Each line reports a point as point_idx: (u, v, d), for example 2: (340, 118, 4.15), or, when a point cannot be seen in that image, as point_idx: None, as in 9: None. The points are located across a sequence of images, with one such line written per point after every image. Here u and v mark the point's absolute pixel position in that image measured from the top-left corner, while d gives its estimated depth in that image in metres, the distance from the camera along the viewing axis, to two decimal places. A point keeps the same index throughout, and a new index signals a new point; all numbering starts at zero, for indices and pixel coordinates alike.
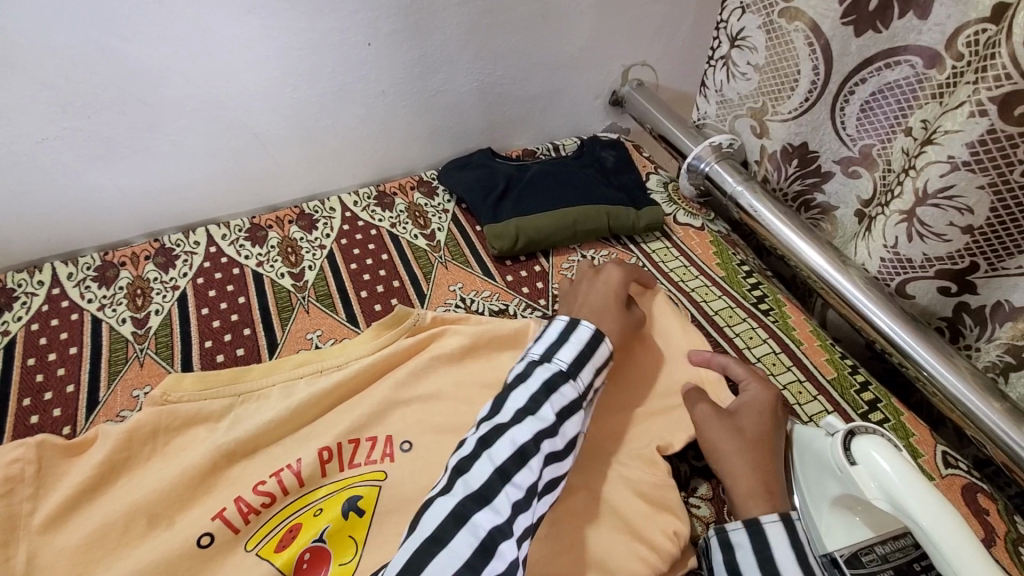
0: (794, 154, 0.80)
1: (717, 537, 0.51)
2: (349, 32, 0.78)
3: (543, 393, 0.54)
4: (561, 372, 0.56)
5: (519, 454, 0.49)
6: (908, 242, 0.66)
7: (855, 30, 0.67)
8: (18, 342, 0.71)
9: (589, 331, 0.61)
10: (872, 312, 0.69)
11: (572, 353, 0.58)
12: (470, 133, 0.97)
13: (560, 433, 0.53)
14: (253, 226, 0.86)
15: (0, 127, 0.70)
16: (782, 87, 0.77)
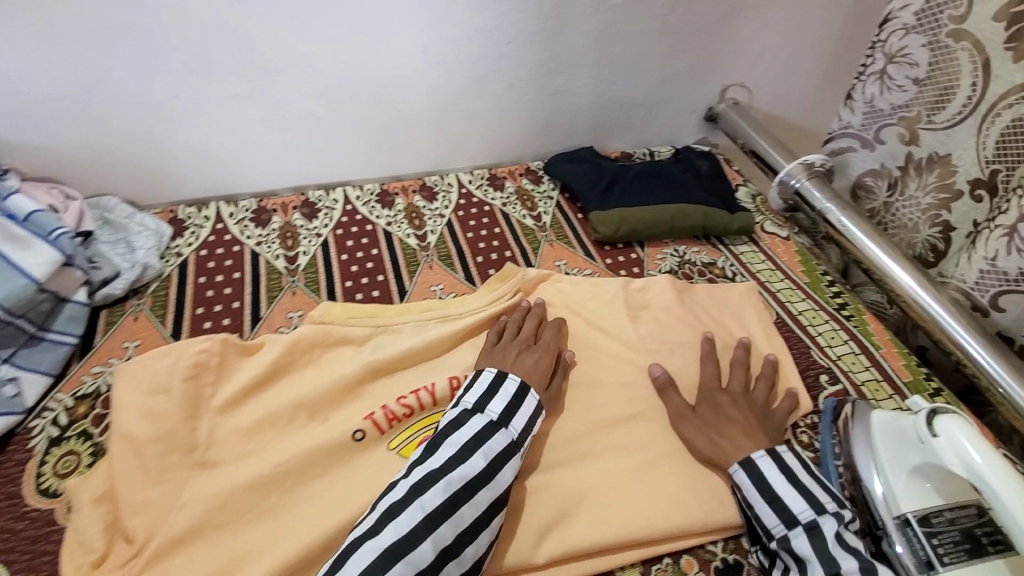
0: (937, 164, 0.84)
1: (745, 474, 0.60)
2: (496, 30, 0.89)
3: (467, 444, 0.57)
4: (491, 421, 0.60)
5: (450, 499, 0.53)
6: (1007, 255, 0.74)
7: (1015, 56, 0.72)
8: (191, 263, 0.83)
9: (532, 404, 0.64)
10: (965, 338, 0.74)
11: (501, 403, 0.62)
12: (578, 132, 1.07)
13: (493, 480, 0.56)
14: (383, 191, 0.97)
15: (201, 80, 0.80)
16: (938, 98, 0.82)
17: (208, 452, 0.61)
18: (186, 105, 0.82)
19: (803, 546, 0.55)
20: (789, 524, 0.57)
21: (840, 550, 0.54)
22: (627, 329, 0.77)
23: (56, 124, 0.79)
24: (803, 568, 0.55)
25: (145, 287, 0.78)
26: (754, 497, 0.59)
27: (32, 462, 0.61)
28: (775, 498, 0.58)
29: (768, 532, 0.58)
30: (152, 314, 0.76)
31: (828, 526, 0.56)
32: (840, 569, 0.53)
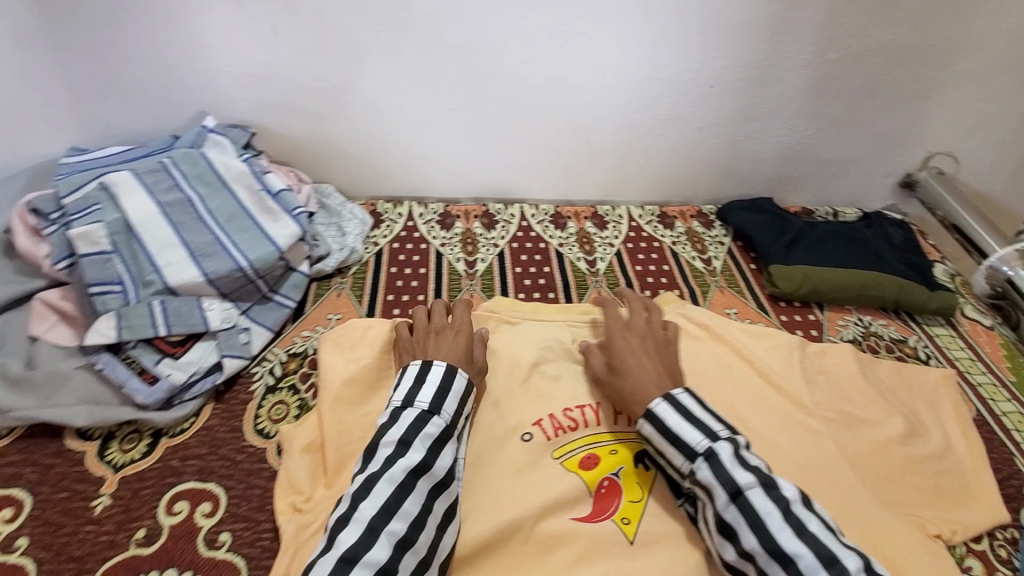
0: None
1: (650, 423, 0.61)
2: (702, 73, 0.90)
3: (404, 441, 0.56)
4: (422, 410, 0.60)
5: (399, 490, 0.53)
6: None
7: None
8: (385, 254, 0.91)
9: (464, 382, 0.64)
10: None
11: (430, 392, 0.61)
12: (757, 181, 1.05)
13: (432, 466, 0.56)
14: (557, 213, 1.01)
15: (428, 93, 0.89)
16: None
17: None
18: (409, 113, 0.91)
19: (706, 475, 0.56)
20: (691, 458, 0.57)
21: (738, 471, 0.54)
22: (803, 392, 0.74)
23: (305, 118, 0.91)
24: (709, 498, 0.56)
25: (347, 268, 0.88)
26: (660, 441, 0.60)
27: (252, 403, 0.69)
28: (673, 436, 0.59)
29: (680, 472, 0.59)
30: (352, 293, 0.85)
31: (723, 451, 0.56)
32: (740, 486, 0.53)
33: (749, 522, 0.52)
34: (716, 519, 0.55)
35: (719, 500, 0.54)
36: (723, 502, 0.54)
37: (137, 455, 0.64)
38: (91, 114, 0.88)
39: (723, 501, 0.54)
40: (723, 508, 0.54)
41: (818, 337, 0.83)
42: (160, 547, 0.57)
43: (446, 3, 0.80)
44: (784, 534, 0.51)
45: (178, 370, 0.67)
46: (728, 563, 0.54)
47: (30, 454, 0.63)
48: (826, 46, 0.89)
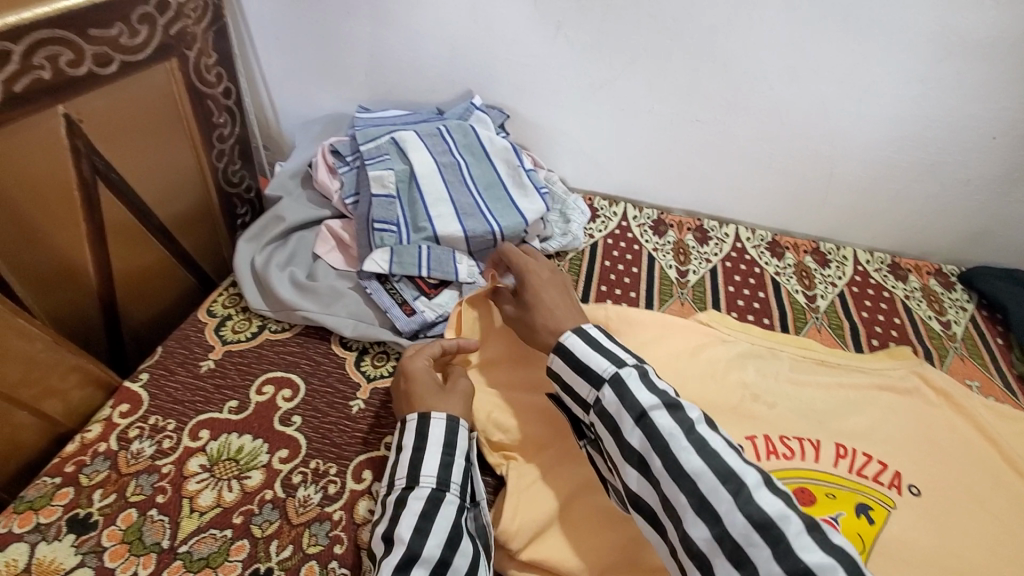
0: None
1: (559, 356, 0.60)
2: (989, 123, 0.82)
3: (387, 537, 0.52)
4: (402, 488, 0.56)
5: None
6: None
7: None
8: (599, 247, 0.95)
9: (438, 426, 0.60)
10: None
11: (404, 466, 0.57)
12: (1017, 249, 0.94)
13: (425, 553, 0.51)
14: (774, 242, 0.98)
15: (679, 102, 0.91)
16: None
17: None
18: (653, 119, 0.94)
19: (612, 401, 0.55)
20: (597, 386, 0.56)
21: (639, 395, 0.53)
22: None
23: (557, 108, 0.97)
24: (614, 429, 0.54)
25: (565, 253, 0.93)
26: (571, 376, 0.59)
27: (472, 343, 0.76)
28: (582, 366, 0.58)
29: (588, 404, 0.57)
30: (568, 276, 0.89)
31: (629, 375, 0.55)
32: (647, 411, 0.52)
33: (654, 448, 0.50)
34: (621, 447, 0.53)
35: (625, 427, 0.53)
36: (630, 428, 0.52)
37: (386, 372, 0.73)
38: (378, 80, 1.02)
39: (628, 426, 0.53)
40: (628, 433, 0.53)
41: None
42: None
43: (730, 18, 0.81)
44: (685, 453, 0.49)
45: (430, 308, 0.76)
46: (634, 492, 0.52)
47: (305, 348, 0.75)
48: None
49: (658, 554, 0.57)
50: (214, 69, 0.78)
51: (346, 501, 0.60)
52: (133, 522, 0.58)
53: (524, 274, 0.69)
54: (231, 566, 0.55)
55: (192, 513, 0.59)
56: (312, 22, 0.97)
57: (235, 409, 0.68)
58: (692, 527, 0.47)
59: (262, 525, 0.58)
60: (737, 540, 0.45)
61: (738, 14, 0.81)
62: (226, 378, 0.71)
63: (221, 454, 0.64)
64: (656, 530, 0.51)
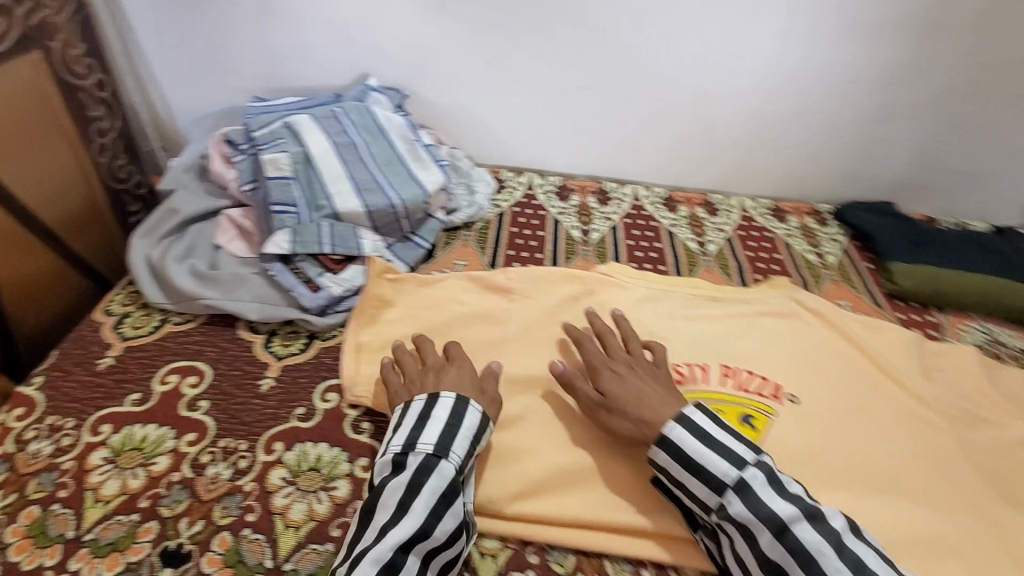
0: None
1: (665, 450, 0.57)
2: (840, 70, 0.91)
3: (402, 504, 0.52)
4: (428, 455, 0.55)
5: (386, 566, 0.48)
6: None
7: None
8: (506, 216, 0.99)
9: (477, 419, 0.59)
10: None
11: (435, 433, 0.57)
12: (883, 184, 1.03)
13: (432, 532, 0.51)
14: (669, 198, 1.05)
15: (568, 70, 0.96)
16: None
17: (516, 356, 0.74)
18: (546, 89, 0.99)
19: (742, 513, 0.52)
20: (721, 491, 0.53)
21: (769, 500, 0.51)
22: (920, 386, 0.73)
23: (455, 86, 1.00)
24: (749, 539, 0.51)
25: (473, 224, 0.96)
26: (679, 471, 0.56)
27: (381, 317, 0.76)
28: (694, 465, 0.55)
29: (707, 506, 0.55)
30: (476, 245, 0.92)
31: (753, 478, 0.53)
32: (785, 523, 0.50)
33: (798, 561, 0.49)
34: (746, 545, 0.52)
35: (763, 540, 0.50)
36: (768, 543, 0.50)
37: (296, 349, 0.74)
38: (272, 71, 1.02)
39: (767, 541, 0.50)
40: (768, 548, 0.50)
41: (936, 334, 0.81)
42: (316, 425, 0.66)
43: None
44: (837, 569, 0.48)
45: (336, 284, 0.78)
46: None
47: (210, 336, 0.74)
48: (976, 49, 0.88)
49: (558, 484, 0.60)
50: (83, 60, 0.78)
51: (258, 473, 0.61)
52: (35, 518, 0.56)
53: (608, 380, 0.64)
54: (139, 547, 0.55)
55: (98, 502, 0.58)
56: (198, 14, 0.95)
57: (139, 401, 0.67)
58: None
59: (171, 505, 0.58)
60: None
61: None
62: (127, 372, 0.69)
63: (125, 445, 0.63)
64: None
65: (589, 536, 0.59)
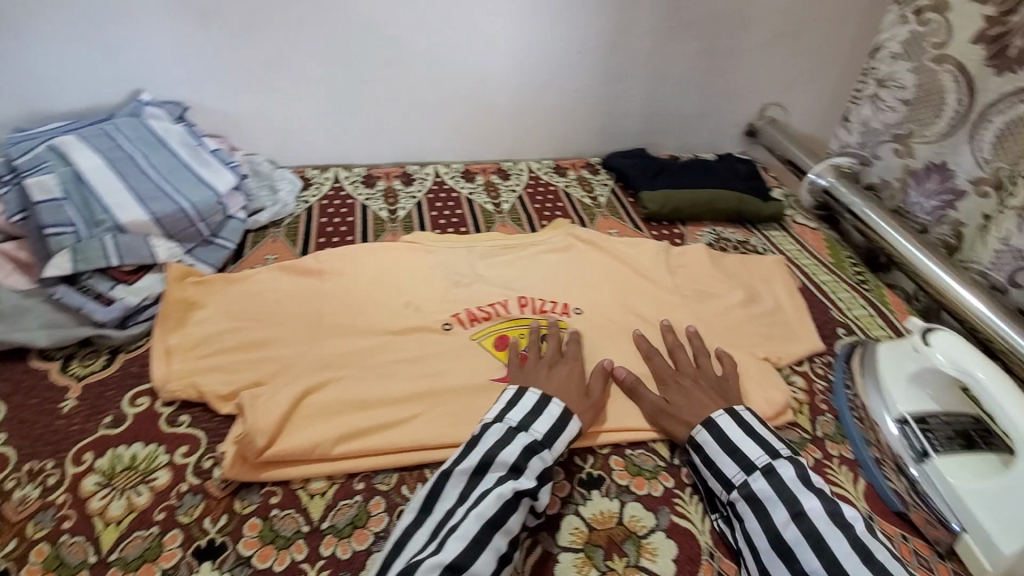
0: (935, 172, 0.97)
1: (709, 430, 0.65)
2: (571, 42, 1.12)
3: (516, 466, 0.59)
4: (534, 439, 0.62)
5: (503, 507, 0.54)
6: (1017, 234, 0.82)
7: (996, 71, 0.87)
8: (315, 208, 1.03)
9: (576, 429, 0.65)
10: (965, 296, 0.85)
11: (547, 424, 0.64)
12: (633, 135, 1.28)
13: (538, 496, 0.58)
14: (466, 170, 1.17)
15: (344, 65, 1.05)
16: (929, 114, 0.97)
17: (332, 323, 0.79)
18: (329, 86, 1.07)
19: (765, 489, 0.59)
20: (748, 470, 0.60)
21: (800, 491, 0.58)
22: (666, 277, 0.92)
23: (239, 94, 1.04)
24: (761, 514, 0.58)
25: (281, 221, 1.00)
26: (715, 450, 0.63)
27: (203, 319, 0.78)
28: (734, 448, 0.63)
29: (728, 482, 0.61)
30: (286, 240, 0.96)
31: (785, 469, 0.60)
32: (803, 508, 0.56)
33: (810, 543, 0.54)
34: (751, 515, 0.58)
35: (777, 517, 0.57)
36: (783, 520, 0.56)
37: (99, 367, 0.72)
38: (27, 98, 0.95)
39: (782, 518, 0.56)
40: (781, 525, 0.56)
41: (678, 240, 1.03)
42: (129, 428, 0.66)
43: None
44: (836, 538, 0.54)
45: (131, 294, 0.78)
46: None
47: None
48: (664, 15, 1.13)
49: (378, 417, 0.67)
50: None
51: (69, 485, 0.60)
52: None
53: (672, 392, 0.71)
54: None
55: None
56: None
57: None
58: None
59: None
60: None
61: None
62: None
63: None
64: None
65: (409, 454, 0.65)
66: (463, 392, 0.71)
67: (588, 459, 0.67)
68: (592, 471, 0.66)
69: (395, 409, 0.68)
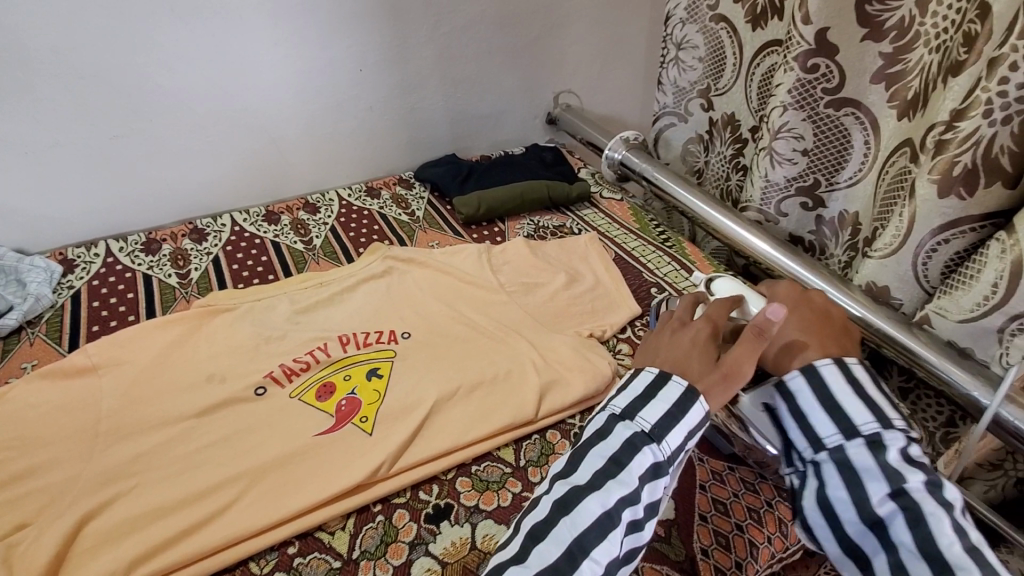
0: (726, 124, 1.03)
1: (808, 377, 0.53)
2: (346, 60, 1.08)
3: (617, 461, 0.49)
4: (641, 432, 0.50)
5: (604, 518, 0.47)
6: (775, 170, 0.91)
7: (753, 26, 0.92)
8: (83, 292, 0.88)
9: (703, 413, 0.51)
10: (750, 237, 0.94)
11: (659, 411, 0.51)
12: (441, 142, 1.27)
13: (643, 500, 0.49)
14: (268, 212, 1.07)
15: (85, 124, 0.94)
16: (717, 69, 1.01)
17: (113, 426, 0.67)
18: (70, 150, 0.95)
19: (863, 459, 0.49)
20: (847, 432, 0.50)
21: (905, 466, 0.48)
22: (490, 278, 0.91)
23: None
24: (854, 484, 0.48)
25: (39, 317, 0.84)
26: (811, 403, 0.52)
27: None
28: (837, 405, 0.51)
29: (820, 440, 0.51)
30: (48, 337, 0.81)
31: (893, 438, 0.49)
32: (906, 485, 0.47)
33: (908, 521, 0.46)
34: (842, 484, 0.49)
35: (873, 492, 0.48)
36: (879, 495, 0.47)
37: None
38: None
39: (879, 493, 0.47)
40: (877, 500, 0.47)
41: (500, 237, 1.04)
42: None
43: (66, 35, 0.88)
44: (941, 523, 0.45)
45: None
46: (846, 542, 0.49)
47: None
48: (436, 21, 1.12)
49: (180, 521, 0.58)
50: None
51: None
52: None
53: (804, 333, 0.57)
54: None
55: None
56: None
57: None
58: (909, 558, 0.45)
59: None
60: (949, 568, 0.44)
61: (75, 35, 0.88)
62: None
63: None
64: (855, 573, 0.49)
65: (223, 555, 0.57)
66: (283, 460, 0.65)
67: (432, 490, 0.65)
68: (437, 502, 0.64)
69: (204, 503, 0.60)
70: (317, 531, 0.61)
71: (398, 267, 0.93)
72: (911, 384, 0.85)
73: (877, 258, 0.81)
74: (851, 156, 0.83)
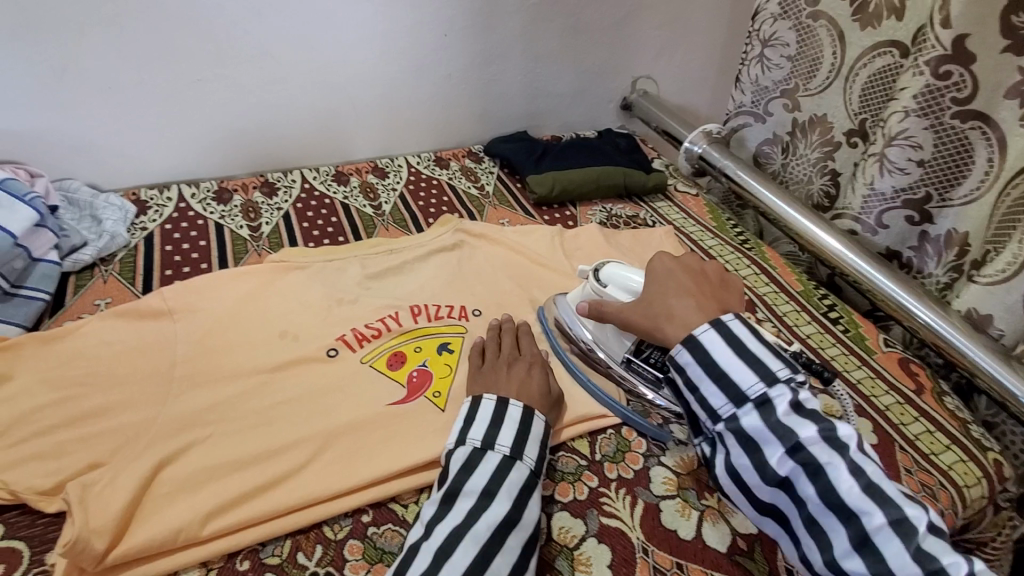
0: (816, 125, 0.97)
1: (697, 355, 0.55)
2: (433, 24, 1.04)
3: (485, 490, 0.53)
4: (505, 455, 0.56)
5: (483, 552, 0.49)
6: (881, 178, 0.86)
7: (861, 25, 0.87)
8: (156, 235, 0.88)
9: (542, 424, 0.60)
10: (845, 252, 0.88)
11: (510, 434, 0.57)
12: (513, 118, 1.23)
13: (521, 522, 0.52)
14: (338, 172, 1.06)
15: (169, 65, 0.93)
16: (807, 68, 0.96)
17: (187, 373, 0.66)
18: (150, 90, 0.94)
19: (755, 424, 0.52)
20: (740, 402, 0.53)
21: (795, 422, 0.51)
22: (563, 263, 0.89)
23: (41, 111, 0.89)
24: (754, 450, 0.51)
25: (112, 256, 0.84)
26: (700, 376, 0.55)
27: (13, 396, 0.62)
28: (722, 373, 0.54)
29: (715, 413, 0.54)
30: (121, 277, 0.81)
31: (783, 395, 0.52)
32: (801, 439, 0.50)
33: (810, 473, 0.49)
34: (742, 453, 0.52)
35: (770, 452, 0.51)
36: (776, 456, 0.50)
37: None
38: None
39: (777, 453, 0.50)
40: (777, 460, 0.50)
41: (571, 222, 1.01)
42: None
43: None
44: (838, 470, 0.49)
45: None
46: (764, 504, 0.52)
47: None
48: None
49: (254, 477, 0.57)
50: None
51: None
52: None
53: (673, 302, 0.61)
54: None
55: None
56: None
57: None
58: (815, 507, 0.49)
59: None
60: (852, 508, 0.48)
61: None
62: None
63: None
64: (779, 528, 0.53)
65: (298, 516, 0.56)
66: (357, 425, 0.63)
67: None
68: None
69: (279, 460, 0.59)
70: (390, 503, 0.60)
71: (470, 241, 0.90)
72: (997, 419, 0.83)
73: (983, 283, 0.77)
74: (970, 172, 0.78)
